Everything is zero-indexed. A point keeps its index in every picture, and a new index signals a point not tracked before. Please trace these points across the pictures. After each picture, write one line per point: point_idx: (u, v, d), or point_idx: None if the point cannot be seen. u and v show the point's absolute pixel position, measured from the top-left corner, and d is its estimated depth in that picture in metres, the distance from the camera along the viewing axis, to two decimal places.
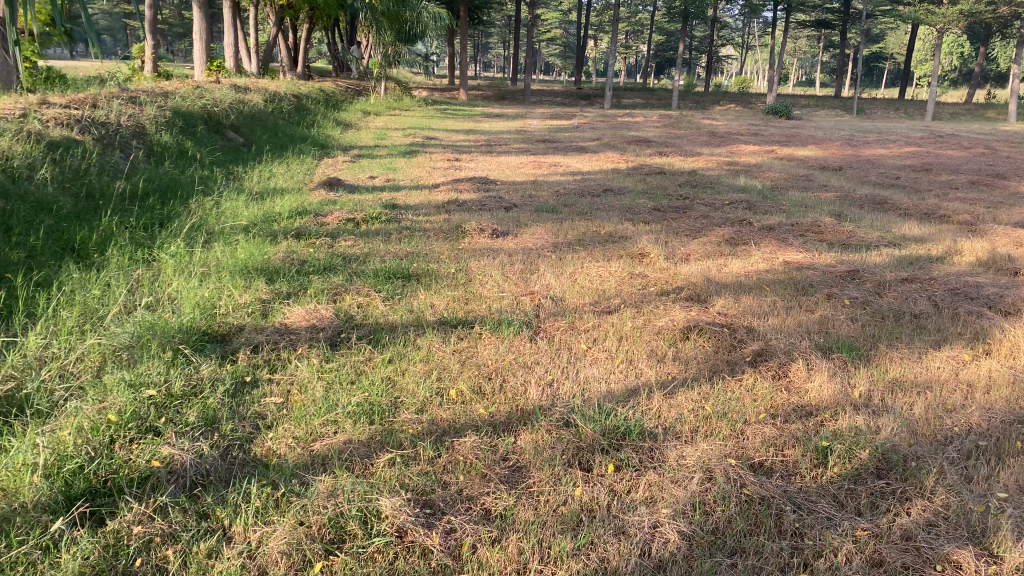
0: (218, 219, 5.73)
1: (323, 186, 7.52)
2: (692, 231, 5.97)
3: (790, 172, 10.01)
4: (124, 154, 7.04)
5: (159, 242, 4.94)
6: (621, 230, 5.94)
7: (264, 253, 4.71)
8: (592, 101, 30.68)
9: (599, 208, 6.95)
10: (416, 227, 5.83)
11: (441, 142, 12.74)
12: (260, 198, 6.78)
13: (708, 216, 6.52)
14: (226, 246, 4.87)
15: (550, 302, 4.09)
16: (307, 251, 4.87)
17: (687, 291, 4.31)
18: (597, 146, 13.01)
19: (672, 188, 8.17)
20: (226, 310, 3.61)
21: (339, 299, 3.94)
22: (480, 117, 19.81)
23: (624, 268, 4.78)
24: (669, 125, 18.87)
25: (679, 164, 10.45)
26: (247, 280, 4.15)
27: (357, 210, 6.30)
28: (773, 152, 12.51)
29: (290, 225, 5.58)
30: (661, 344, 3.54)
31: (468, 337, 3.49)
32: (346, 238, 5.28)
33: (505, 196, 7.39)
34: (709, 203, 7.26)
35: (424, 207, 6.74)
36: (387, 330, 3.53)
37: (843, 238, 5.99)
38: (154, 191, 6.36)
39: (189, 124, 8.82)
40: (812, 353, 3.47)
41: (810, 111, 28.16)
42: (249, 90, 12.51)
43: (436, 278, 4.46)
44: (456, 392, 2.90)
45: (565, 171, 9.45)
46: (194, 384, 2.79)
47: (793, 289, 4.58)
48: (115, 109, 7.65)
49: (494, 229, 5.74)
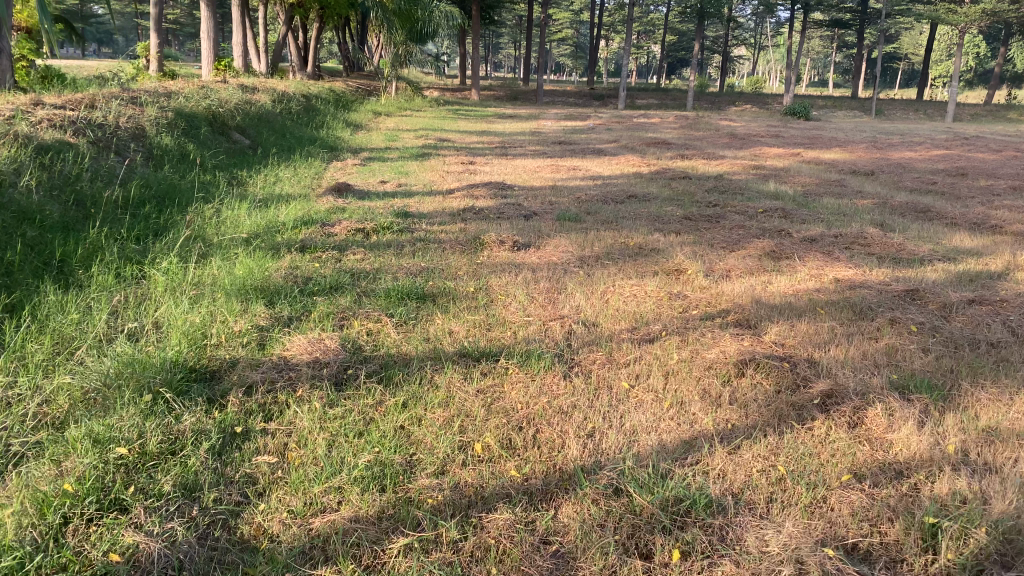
0: (218, 229, 5.31)
1: (331, 192, 7.10)
2: (728, 243, 5.50)
3: (821, 177, 9.51)
4: (121, 157, 6.63)
5: (152, 256, 4.52)
6: (652, 243, 5.48)
7: (264, 269, 4.28)
8: (606, 101, 30.17)
9: (625, 216, 6.49)
10: (430, 238, 5.39)
11: (454, 144, 12.31)
12: (264, 205, 6.35)
13: (743, 226, 6.05)
14: (223, 260, 4.44)
15: (583, 328, 3.64)
16: (311, 267, 4.44)
17: (734, 316, 3.86)
18: (616, 147, 12.56)
19: (699, 194, 7.71)
20: (217, 340, 3.17)
21: (346, 325, 3.51)
22: (493, 118, 19.38)
23: (661, 286, 4.34)
24: (687, 126, 18.41)
25: (703, 167, 9.98)
26: (244, 302, 3.71)
27: (367, 219, 5.86)
28: (799, 155, 12.00)
29: (295, 236, 5.16)
30: (713, 383, 3.08)
31: (493, 373, 3.04)
32: (355, 252, 4.85)
33: (525, 203, 6.95)
34: (741, 211, 6.79)
35: (439, 215, 6.30)
36: (400, 364, 3.09)
37: (893, 250, 5.51)
38: (150, 198, 5.95)
39: (193, 126, 8.42)
40: (889, 395, 3.01)
41: (829, 113, 27.58)
42: (257, 90, 12.11)
43: (454, 298, 4.02)
44: (482, 446, 2.47)
45: (585, 175, 9.00)
46: (174, 438, 2.36)
47: (850, 311, 4.11)
48: (114, 110, 7.27)
49: (514, 241, 5.29)
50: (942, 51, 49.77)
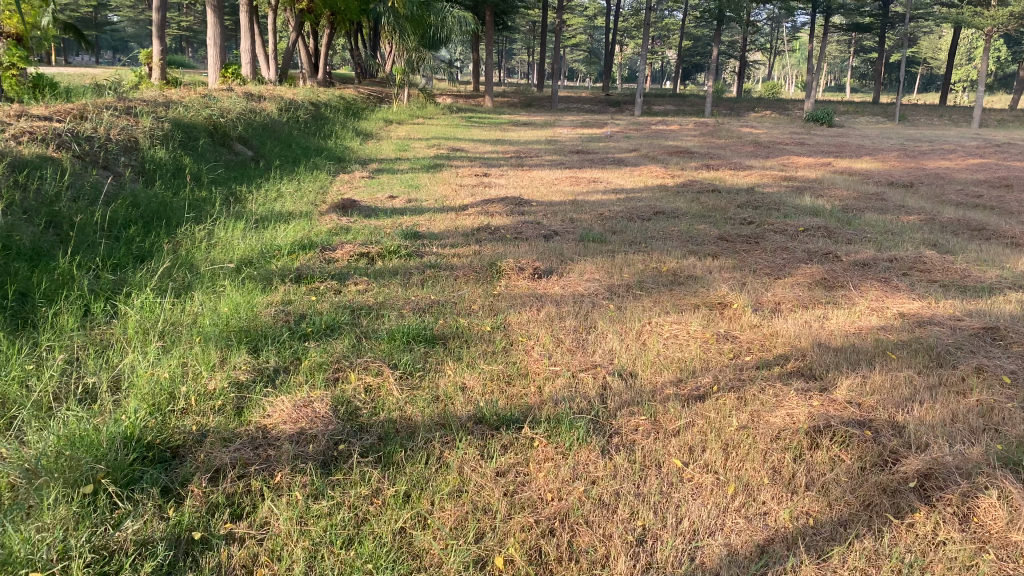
0: (206, 255, 4.80)
1: (336, 210, 6.61)
2: (772, 270, 4.94)
3: (858, 189, 8.91)
4: (109, 172, 6.16)
5: (127, 290, 4.01)
6: (686, 268, 4.94)
7: (254, 306, 3.77)
8: (622, 108, 29.59)
9: (654, 236, 5.96)
10: (441, 263, 4.88)
11: (468, 154, 11.83)
12: (260, 225, 5.86)
13: (786, 249, 5.49)
14: (206, 295, 3.93)
15: (619, 380, 3.10)
16: (307, 303, 3.92)
17: (794, 367, 3.31)
18: (637, 157, 12.02)
19: (731, 210, 7.15)
20: (185, 405, 2.65)
21: (341, 379, 2.98)
22: (507, 126, 18.88)
23: (705, 324, 3.79)
24: (708, 133, 17.83)
25: (732, 179, 9.43)
26: (225, 350, 3.19)
27: (373, 241, 5.35)
28: (831, 165, 11.42)
29: (291, 262, 4.65)
30: (784, 459, 2.54)
31: (516, 446, 2.51)
32: (357, 282, 4.34)
33: (544, 221, 6.41)
34: (780, 230, 6.23)
35: (451, 235, 5.77)
36: (404, 434, 2.56)
37: (957, 277, 4.93)
38: (137, 218, 5.47)
39: (191, 137, 7.94)
40: (1002, 476, 2.45)
41: (851, 119, 26.92)
42: (262, 98, 11.65)
43: (468, 341, 3.49)
44: (505, 560, 1.93)
45: (607, 188, 8.46)
46: (111, 554, 1.84)
47: (925, 356, 3.55)
48: (105, 121, 6.81)
49: (535, 267, 4.74)
50: (963, 55, 48.91)
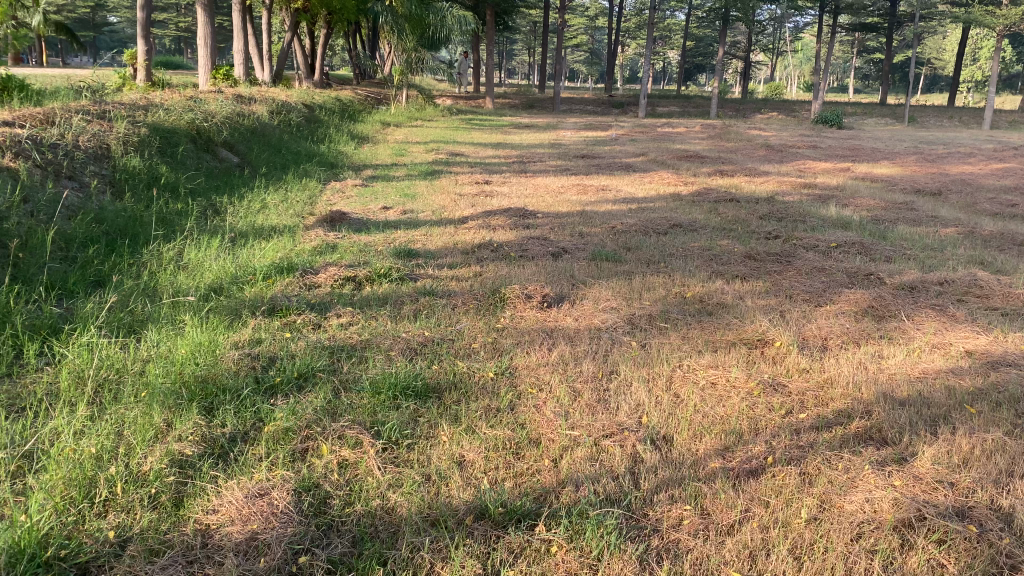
0: (171, 281, 4.24)
1: (324, 224, 6.06)
2: (810, 296, 4.38)
3: (884, 198, 8.35)
4: (75, 183, 5.60)
5: (71, 323, 3.44)
6: (716, 294, 4.38)
7: (216, 349, 3.21)
8: (625, 110, 29.01)
9: (673, 253, 5.40)
10: (438, 288, 4.32)
11: (468, 159, 11.28)
12: (238, 243, 5.30)
13: (822, 270, 4.93)
14: (162, 334, 3.37)
15: (653, 448, 2.54)
16: (279, 344, 3.36)
17: (859, 429, 2.75)
18: (645, 161, 11.47)
19: (754, 222, 6.59)
20: (107, 496, 2.09)
21: (311, 453, 2.42)
22: (508, 128, 18.34)
23: (747, 370, 3.23)
24: (716, 136, 17.31)
25: (748, 186, 8.88)
26: (173, 411, 2.63)
27: (361, 261, 4.79)
28: (850, 170, 10.87)
29: (266, 289, 4.09)
30: (874, 569, 1.97)
31: (528, 556, 1.94)
32: (340, 314, 3.78)
33: (552, 236, 5.86)
34: (810, 246, 5.68)
35: (449, 254, 5.22)
36: (384, 537, 2.00)
37: (1018, 302, 4.38)
38: (100, 236, 4.90)
39: (171, 143, 7.38)
40: None
41: (859, 120, 26.40)
42: (252, 101, 11.08)
43: (468, 394, 2.92)
44: None
45: (617, 197, 7.91)
46: None
47: (1011, 409, 2.97)
48: (75, 127, 6.25)
49: (543, 293, 4.18)
50: (969, 55, 48.31)
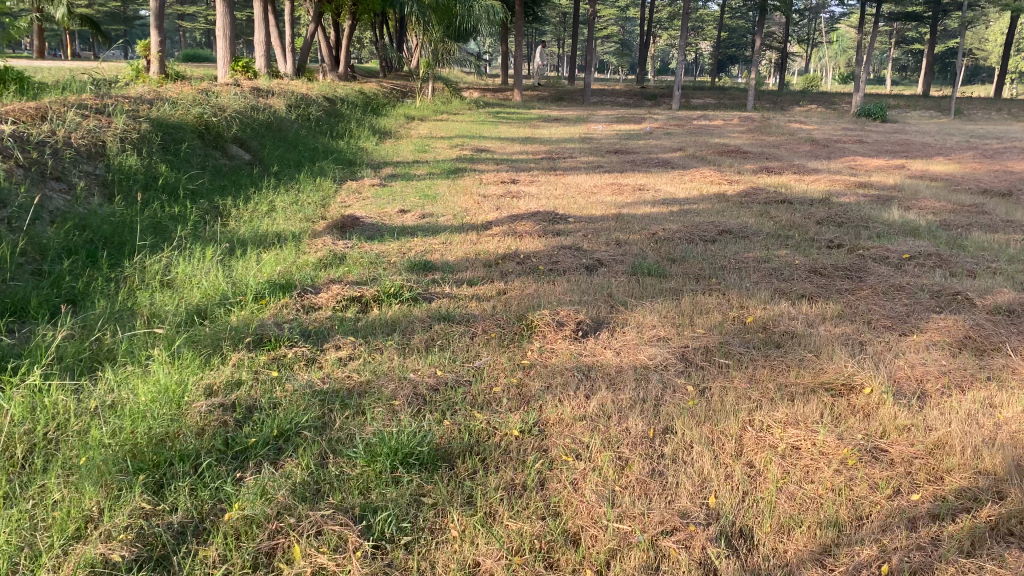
0: (150, 301, 3.68)
1: (333, 230, 5.52)
2: (892, 323, 3.72)
3: (950, 199, 7.62)
4: (61, 185, 5.08)
5: (18, 355, 2.90)
6: (781, 321, 3.74)
7: (184, 396, 2.64)
8: (658, 102, 28.28)
9: (725, 266, 4.76)
10: (456, 311, 3.74)
11: (494, 155, 10.70)
12: (236, 252, 4.74)
13: (900, 289, 4.26)
14: (123, 374, 2.80)
15: (727, 553, 1.92)
16: (262, 389, 2.79)
17: (996, 519, 2.10)
18: (682, 158, 10.80)
19: (811, 229, 5.92)
20: None
21: (277, 559, 1.84)
22: (536, 122, 17.70)
23: (833, 432, 2.59)
24: (755, 129, 16.58)
25: (797, 185, 8.21)
26: (108, 492, 2.06)
27: (370, 277, 4.21)
28: (904, 167, 10.13)
29: (256, 313, 3.52)
30: None
31: None
32: (341, 346, 3.20)
33: (586, 246, 5.25)
34: (880, 258, 5.01)
35: (470, 267, 4.63)
36: None
37: None
38: (80, 247, 4.37)
39: (175, 140, 6.86)
40: None
41: (902, 113, 25.39)
42: (270, 94, 10.56)
43: (486, 463, 2.32)
44: None
45: (655, 198, 7.28)
46: None
47: None
48: (67, 124, 5.72)
49: (578, 320, 3.56)
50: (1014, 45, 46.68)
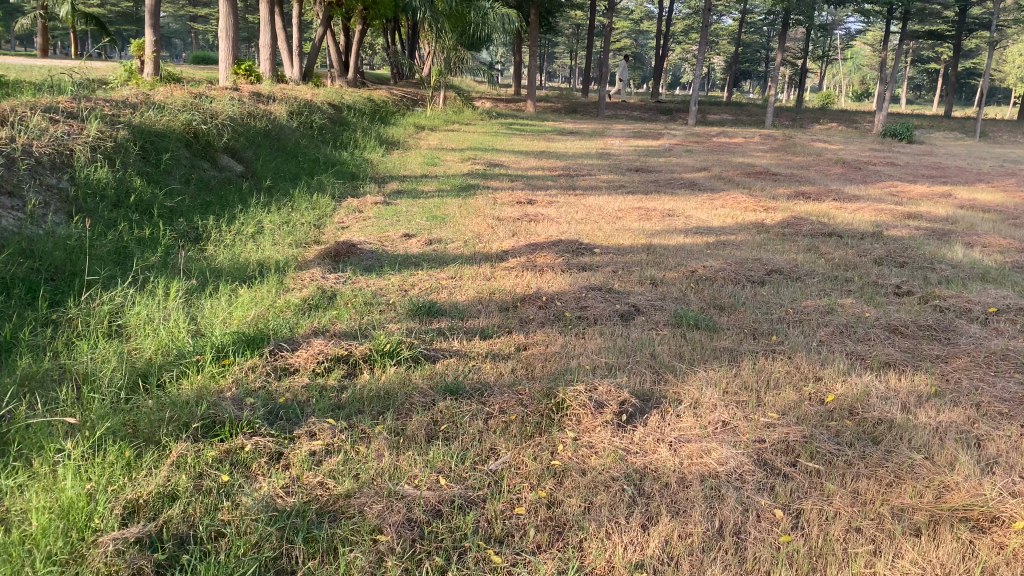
0: (87, 355, 2.96)
1: (326, 259, 4.80)
2: (1011, 410, 2.97)
3: (1011, 235, 6.89)
4: (12, 201, 4.34)
5: None
6: (869, 402, 3.00)
7: (90, 523, 1.91)
8: (674, 117, 27.60)
9: (785, 318, 4.03)
10: (465, 378, 2.99)
11: (508, 171, 9.99)
12: (206, 288, 4.02)
13: (1003, 357, 3.51)
14: (18, 480, 2.06)
15: None
16: (206, 505, 2.06)
17: None
18: (709, 179, 10.08)
19: (872, 270, 5.18)
20: None
21: None
22: (551, 134, 17.03)
23: None
24: (780, 148, 15.86)
25: (841, 214, 7.47)
26: None
27: (363, 327, 3.49)
28: (949, 196, 9.39)
29: (214, 383, 2.79)
30: None
31: None
32: (316, 434, 2.47)
33: (619, 286, 4.52)
34: (964, 313, 4.26)
35: (482, 312, 3.90)
36: None
37: None
38: (18, 278, 3.64)
39: (156, 148, 6.14)
40: None
41: (926, 133, 24.64)
42: (271, 100, 9.86)
43: None
44: None
45: (688, 226, 6.55)
46: None
47: None
48: (30, 129, 4.99)
49: (621, 398, 2.82)
50: None
